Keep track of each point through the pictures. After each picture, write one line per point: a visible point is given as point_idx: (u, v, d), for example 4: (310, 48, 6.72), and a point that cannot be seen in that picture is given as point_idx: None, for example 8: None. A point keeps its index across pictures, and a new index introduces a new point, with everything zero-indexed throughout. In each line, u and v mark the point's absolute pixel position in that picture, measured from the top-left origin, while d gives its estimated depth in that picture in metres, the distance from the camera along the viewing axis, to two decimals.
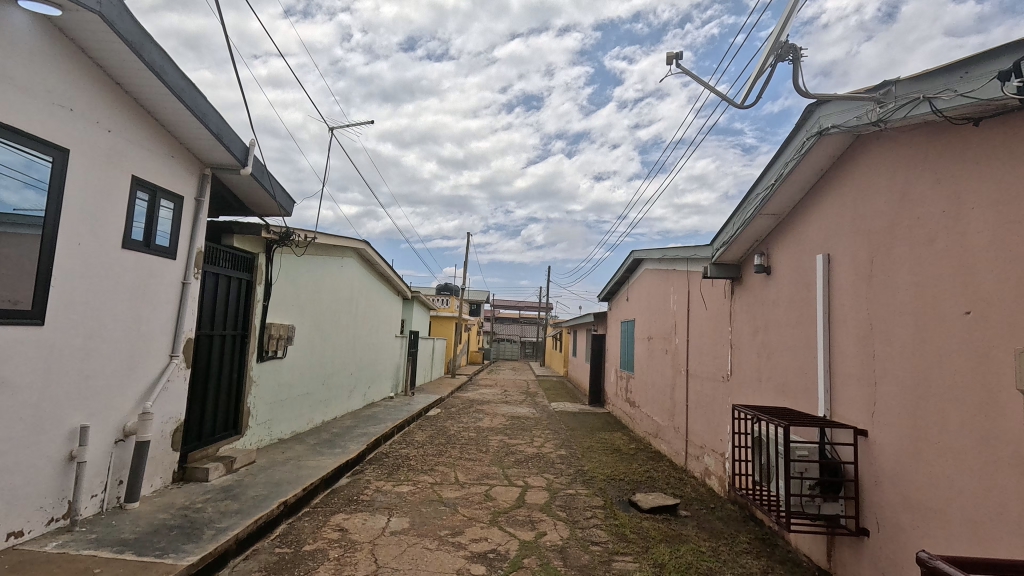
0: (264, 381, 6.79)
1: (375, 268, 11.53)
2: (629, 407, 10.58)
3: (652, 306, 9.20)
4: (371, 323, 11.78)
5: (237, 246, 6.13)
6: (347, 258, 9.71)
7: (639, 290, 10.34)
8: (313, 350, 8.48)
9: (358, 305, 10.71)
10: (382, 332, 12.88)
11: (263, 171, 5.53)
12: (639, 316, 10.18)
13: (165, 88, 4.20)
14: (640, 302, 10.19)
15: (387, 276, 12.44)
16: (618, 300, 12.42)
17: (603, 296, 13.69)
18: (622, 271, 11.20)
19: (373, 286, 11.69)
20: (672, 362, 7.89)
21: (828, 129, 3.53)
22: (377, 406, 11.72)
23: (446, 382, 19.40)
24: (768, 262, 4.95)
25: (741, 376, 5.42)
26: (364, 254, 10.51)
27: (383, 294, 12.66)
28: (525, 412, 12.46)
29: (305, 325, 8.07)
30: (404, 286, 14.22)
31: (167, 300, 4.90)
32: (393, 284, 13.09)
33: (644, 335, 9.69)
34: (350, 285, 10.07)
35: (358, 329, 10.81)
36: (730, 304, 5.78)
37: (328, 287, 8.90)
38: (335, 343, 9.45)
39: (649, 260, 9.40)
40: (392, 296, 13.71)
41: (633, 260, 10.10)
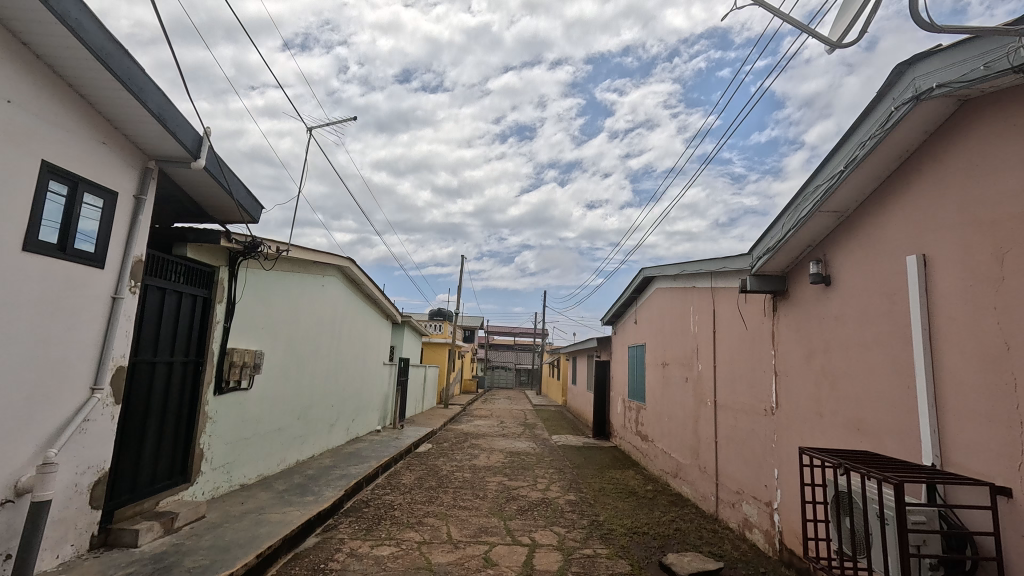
0: (222, 417, 5.79)
1: (361, 289, 10.62)
2: (640, 441, 9.57)
3: (666, 330, 8.31)
4: (357, 349, 10.80)
5: (192, 258, 5.21)
6: (328, 276, 8.82)
7: (649, 311, 9.47)
8: (286, 379, 7.49)
9: (341, 329, 9.75)
10: (369, 360, 11.87)
11: (217, 163, 4.65)
12: (651, 340, 9.29)
13: (85, 49, 3.36)
14: (651, 324, 9.31)
15: (374, 297, 11.52)
16: (625, 323, 11.51)
17: (607, 320, 12.81)
18: (629, 291, 10.34)
19: (359, 308, 10.75)
20: (694, 391, 6.97)
21: (930, 91, 2.77)
22: (362, 441, 10.62)
23: (439, 413, 18.24)
24: (826, 271, 4.11)
25: (793, 410, 4.50)
26: (348, 273, 9.61)
27: (370, 318, 11.72)
28: (524, 446, 11.39)
29: (278, 352, 7.11)
30: (393, 309, 13.28)
31: (91, 319, 3.94)
32: (381, 306, 12.17)
33: (657, 362, 8.77)
34: (332, 306, 9.14)
35: (341, 356, 9.83)
36: (772, 324, 4.92)
37: (305, 309, 7.97)
38: (314, 372, 8.46)
39: (662, 278, 8.57)
40: (380, 320, 12.75)
41: (643, 278, 9.27)
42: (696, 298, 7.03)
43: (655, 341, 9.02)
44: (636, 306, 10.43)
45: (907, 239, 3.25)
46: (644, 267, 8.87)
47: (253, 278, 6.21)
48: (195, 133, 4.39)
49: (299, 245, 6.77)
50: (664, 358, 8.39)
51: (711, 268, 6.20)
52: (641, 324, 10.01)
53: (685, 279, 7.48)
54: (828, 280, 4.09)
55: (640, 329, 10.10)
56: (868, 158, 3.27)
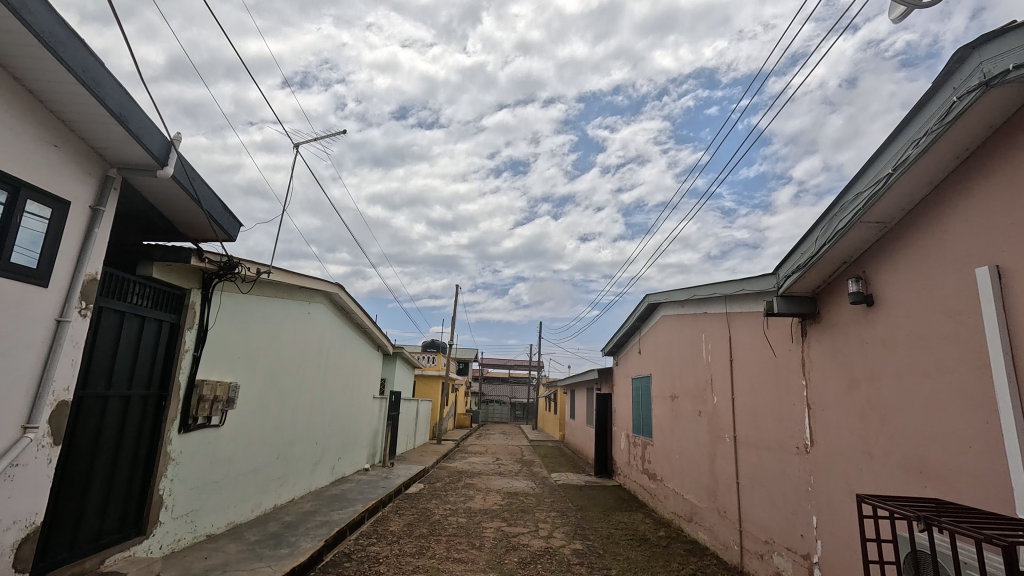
0: (188, 457, 5.16)
1: (350, 317, 10.08)
2: (647, 480, 8.93)
3: (675, 360, 7.79)
4: (345, 381, 10.18)
5: (158, 279, 4.72)
6: (315, 303, 8.31)
7: (654, 340, 8.97)
8: (265, 414, 6.86)
9: (328, 360, 9.16)
10: (358, 393, 11.21)
11: (186, 171, 4.22)
12: (657, 370, 8.76)
13: (32, 36, 2.93)
14: (657, 354, 8.80)
15: (364, 327, 10.97)
16: (628, 354, 10.99)
17: (608, 351, 12.31)
18: (633, 320, 9.88)
19: (347, 338, 10.17)
20: (709, 426, 6.42)
21: (1002, 76, 2.40)
22: (348, 482, 9.88)
23: (431, 449, 17.42)
24: (868, 290, 3.67)
25: (832, 448, 3.98)
26: (336, 300, 9.10)
27: (360, 348, 11.13)
28: (522, 486, 10.67)
29: (256, 384, 6.52)
30: (385, 339, 12.71)
31: (28, 346, 3.38)
32: (372, 336, 11.61)
33: (665, 394, 8.21)
34: (318, 335, 8.58)
35: (328, 389, 9.20)
36: (801, 350, 4.45)
37: (289, 337, 7.42)
38: (297, 406, 7.84)
39: (668, 305, 8.14)
40: (371, 351, 12.16)
41: (648, 305, 8.84)
42: (708, 325, 6.56)
43: (662, 372, 8.49)
44: (640, 335, 9.94)
45: (973, 249, 2.83)
46: (649, 292, 8.45)
47: (230, 302, 5.70)
48: (162, 138, 3.97)
49: (281, 268, 6.28)
50: (673, 390, 7.85)
51: (725, 291, 5.78)
52: (646, 354, 9.51)
53: (695, 304, 7.04)
54: (870, 300, 3.64)
55: (645, 359, 9.58)
56: (923, 157, 2.88)
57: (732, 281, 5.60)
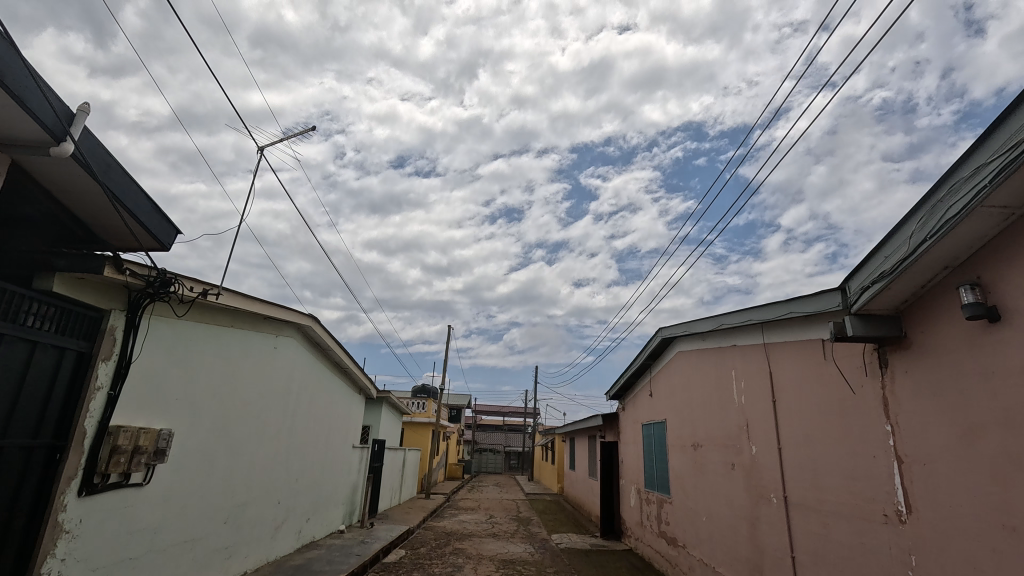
0: (91, 528, 4.00)
1: (326, 355, 9.02)
2: (665, 546, 7.66)
3: (696, 402, 6.76)
4: (319, 428, 9.00)
5: (63, 296, 3.73)
6: (283, 337, 7.29)
7: (669, 380, 7.95)
8: (211, 469, 5.69)
9: (299, 403, 8.03)
10: (335, 442, 9.98)
11: (95, 152, 3.34)
12: (673, 414, 7.71)
13: None
14: (673, 396, 7.75)
15: (344, 366, 9.87)
16: (636, 396, 9.90)
17: (611, 395, 11.21)
18: (642, 358, 8.88)
19: (323, 378, 9.06)
20: (747, 482, 5.33)
21: None
22: (317, 548, 8.49)
23: (418, 506, 15.83)
24: (987, 300, 2.75)
25: (946, 518, 2.94)
26: (309, 333, 8.07)
27: (339, 391, 10.03)
28: (520, 551, 9.28)
29: (199, 432, 5.41)
30: (368, 381, 11.56)
31: None
32: (352, 377, 10.51)
33: (685, 443, 7.10)
34: (287, 374, 7.51)
35: (297, 437, 8.03)
36: (883, 386, 3.47)
37: (247, 375, 6.36)
38: (256, 458, 6.67)
39: (685, 340, 7.20)
40: (352, 394, 11.00)
41: (661, 341, 7.88)
42: (740, 358, 5.60)
43: (679, 417, 7.42)
44: (651, 375, 8.91)
45: None
46: (662, 325, 7.52)
47: (164, 329, 4.69)
48: (63, 107, 3.08)
49: (235, 290, 5.32)
50: (694, 438, 6.77)
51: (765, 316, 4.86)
52: (659, 396, 8.45)
53: (720, 336, 6.10)
54: (994, 313, 2.71)
55: (658, 401, 8.52)
56: None
57: (775, 304, 4.70)
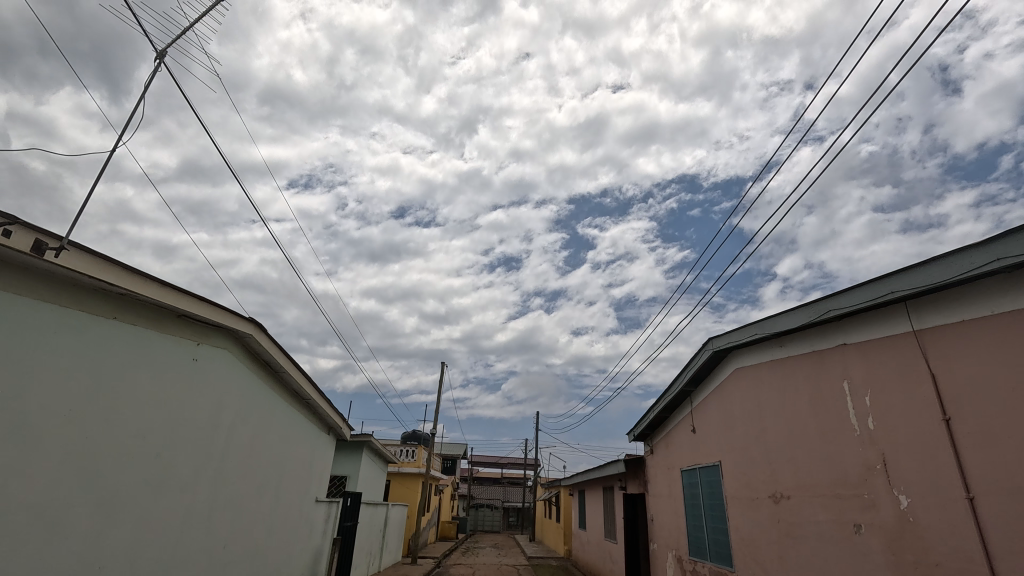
0: None
1: (278, 379, 7.13)
2: None
3: (774, 434, 4.86)
4: (266, 475, 6.95)
5: None
6: (208, 345, 5.44)
7: (723, 409, 6.04)
8: (60, 536, 3.75)
9: (235, 440, 6.07)
10: (291, 496, 7.86)
11: None
12: (731, 455, 5.74)
13: None
14: (729, 431, 5.83)
15: (303, 395, 7.93)
16: (671, 436, 7.89)
17: (632, 435, 9.21)
18: (681, 383, 6.98)
19: (275, 409, 7.11)
20: (890, 557, 3.37)
21: None
22: None
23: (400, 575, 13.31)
24: None
25: None
26: (251, 346, 6.24)
27: (299, 428, 8.03)
28: None
29: (28, 474, 3.53)
30: (340, 419, 9.54)
31: None
32: (316, 410, 8.53)
33: (756, 495, 5.12)
34: (216, 397, 5.63)
35: (229, 488, 6.01)
36: None
37: (141, 393, 4.50)
38: (152, 518, 4.68)
39: (750, 350, 5.38)
40: (318, 433, 8.97)
41: (711, 355, 6.03)
42: (862, 361, 3.78)
43: (742, 458, 5.46)
44: (694, 405, 6.98)
45: None
46: (716, 333, 5.74)
47: None
48: None
49: (83, 247, 3.73)
50: (774, 487, 4.80)
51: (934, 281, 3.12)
52: (708, 431, 6.50)
53: (816, 335, 4.30)
54: None
55: (706, 439, 6.54)
56: None
57: (962, 258, 2.99)
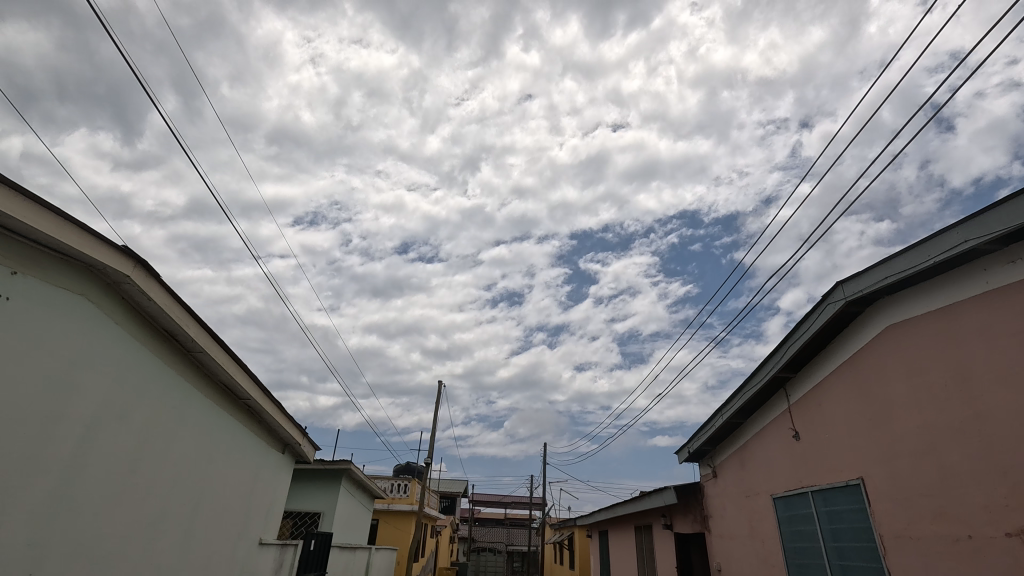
0: None
1: (191, 361, 5.03)
2: None
3: (1012, 418, 2.79)
4: (168, 504, 4.74)
5: None
6: (39, 282, 3.41)
7: (859, 394, 3.95)
8: None
9: (103, 446, 3.93)
10: (217, 536, 5.57)
11: None
12: (887, 466, 3.60)
13: None
14: (879, 426, 3.71)
15: (238, 393, 5.81)
16: (745, 449, 5.71)
17: (683, 455, 6.99)
18: (770, 368, 4.90)
19: (186, 406, 4.97)
20: None
21: None
22: None
23: None
24: None
25: None
26: (136, 301, 4.19)
27: (230, 439, 5.84)
28: None
29: None
30: (299, 434, 7.35)
31: None
32: (256, 415, 6.38)
33: (966, 532, 2.97)
34: (61, 371, 3.55)
35: (86, 522, 3.81)
36: None
37: None
38: None
39: (931, 288, 3.46)
40: (266, 452, 6.75)
41: (836, 312, 4.00)
42: None
43: (920, 467, 3.33)
44: (790, 400, 4.89)
45: None
46: (856, 272, 3.77)
47: None
48: None
49: None
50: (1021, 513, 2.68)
51: None
52: (824, 434, 4.36)
53: None
54: None
55: (820, 446, 4.39)
56: None
57: None
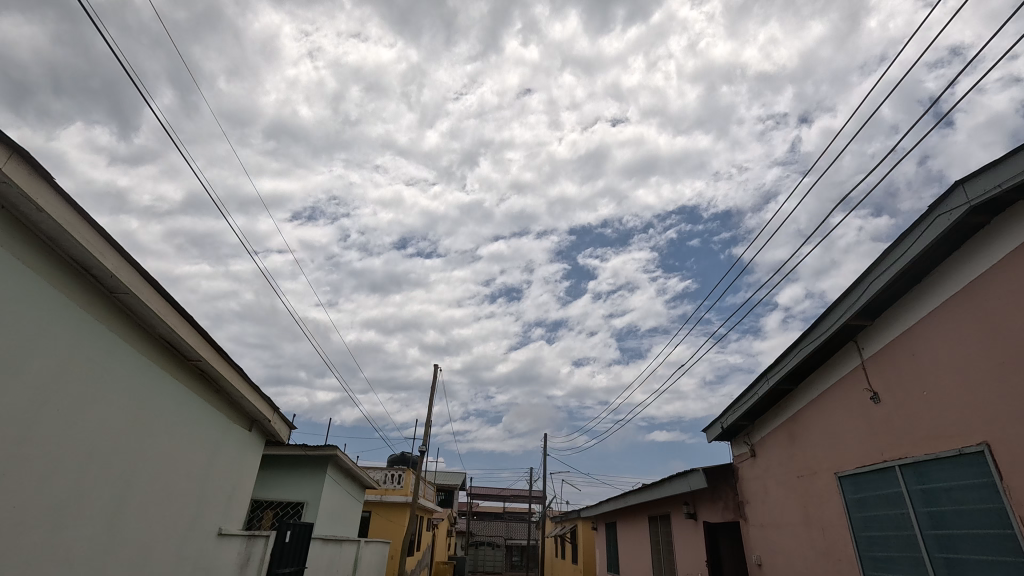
0: None
1: (116, 308, 4.05)
2: None
3: None
4: (83, 483, 3.77)
5: None
6: None
7: (982, 335, 3.00)
8: None
9: None
10: (158, 526, 4.58)
11: None
12: None
13: None
14: (1018, 373, 2.76)
15: (186, 354, 4.83)
16: (796, 421, 4.76)
17: (714, 432, 6.02)
18: (840, 316, 3.95)
19: (109, 362, 3.99)
20: None
21: None
22: None
23: None
24: None
25: None
26: (26, 217, 3.24)
27: (179, 410, 4.85)
28: None
29: None
30: (269, 410, 6.37)
31: None
32: (212, 385, 5.38)
33: None
34: None
35: None
36: None
37: None
38: None
39: None
40: (228, 430, 5.76)
41: (950, 227, 3.05)
42: None
43: None
44: (864, 356, 3.94)
45: None
46: (987, 166, 2.81)
47: None
48: None
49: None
50: None
51: None
52: (920, 393, 3.41)
53: None
54: None
55: (914, 409, 3.46)
56: None
57: None
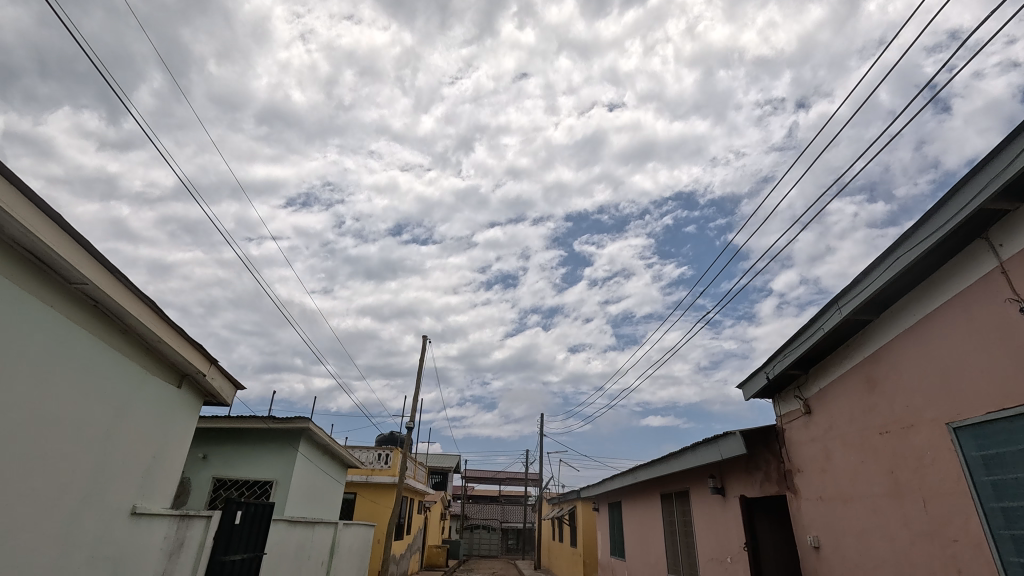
0: None
1: None
2: None
3: None
4: None
5: None
6: None
7: None
8: None
9: None
10: (22, 500, 3.39)
11: None
12: None
13: None
14: None
15: (64, 274, 3.63)
16: (878, 362, 3.61)
17: (750, 388, 4.89)
18: (972, 200, 2.77)
19: None
20: None
21: None
22: None
23: None
24: None
25: None
26: None
27: (55, 348, 3.64)
28: None
29: None
30: (205, 363, 5.18)
31: None
32: (116, 322, 4.19)
33: None
34: None
35: None
36: None
37: None
38: None
39: None
40: (146, 382, 4.56)
41: None
42: None
43: None
44: (1001, 258, 2.77)
45: None
46: None
47: None
48: None
49: None
50: None
51: None
52: None
53: None
54: None
55: None
56: None
57: None
